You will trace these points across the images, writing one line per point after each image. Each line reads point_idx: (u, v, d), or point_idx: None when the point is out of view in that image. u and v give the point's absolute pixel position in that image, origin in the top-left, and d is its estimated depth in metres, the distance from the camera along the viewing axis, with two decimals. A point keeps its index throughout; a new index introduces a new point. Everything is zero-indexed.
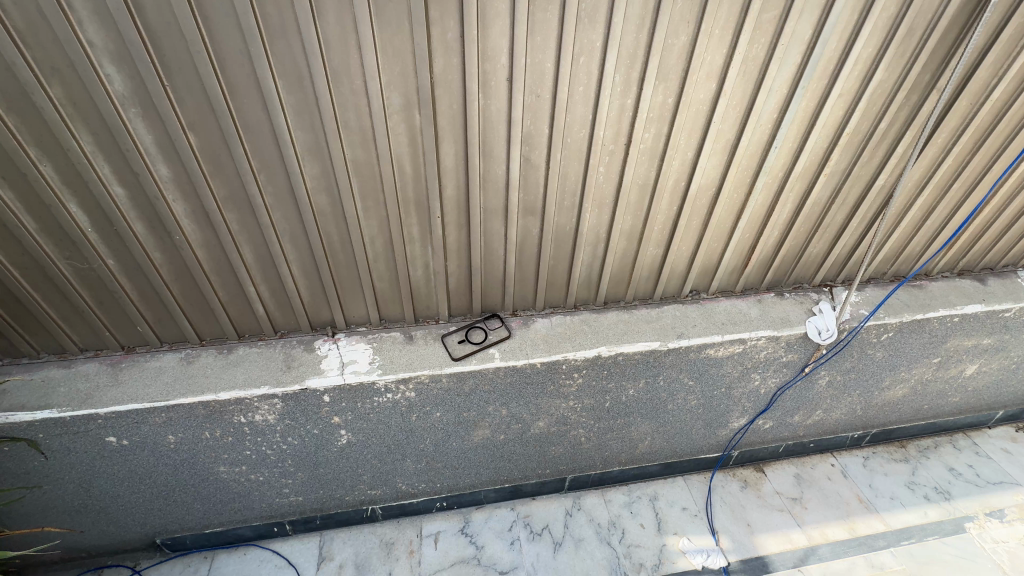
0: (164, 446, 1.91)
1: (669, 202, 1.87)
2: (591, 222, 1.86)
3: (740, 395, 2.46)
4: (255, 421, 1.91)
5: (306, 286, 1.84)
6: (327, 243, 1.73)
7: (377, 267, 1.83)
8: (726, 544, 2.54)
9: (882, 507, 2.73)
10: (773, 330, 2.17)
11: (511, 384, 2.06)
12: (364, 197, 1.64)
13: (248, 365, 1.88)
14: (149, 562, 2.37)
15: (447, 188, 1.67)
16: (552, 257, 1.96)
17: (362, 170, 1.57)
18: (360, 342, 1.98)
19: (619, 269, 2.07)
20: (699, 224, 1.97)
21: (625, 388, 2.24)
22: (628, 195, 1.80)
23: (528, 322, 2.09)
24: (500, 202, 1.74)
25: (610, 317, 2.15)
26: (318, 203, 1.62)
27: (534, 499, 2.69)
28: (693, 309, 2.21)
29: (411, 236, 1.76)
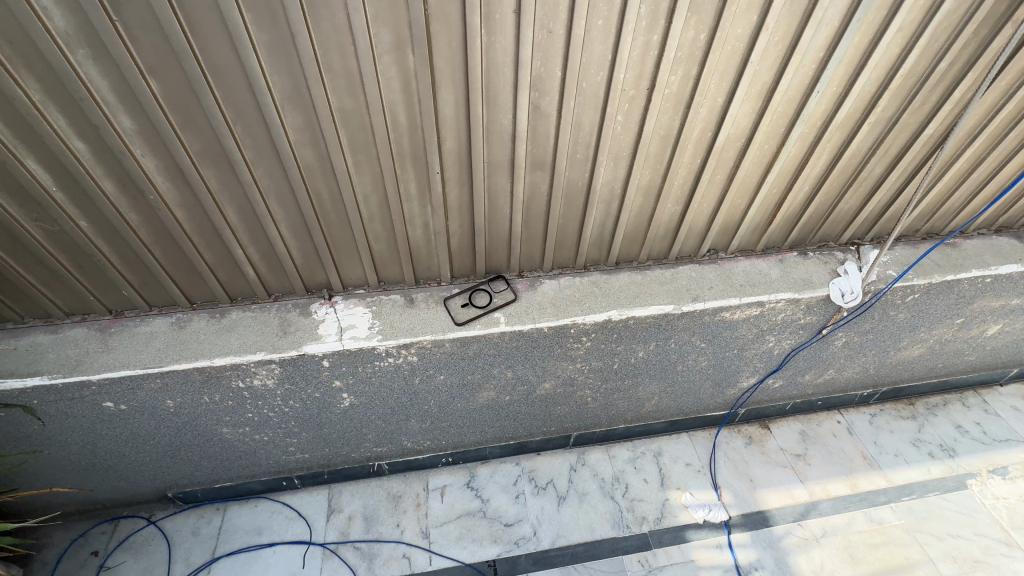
0: (164, 410, 1.87)
1: (693, 154, 1.69)
2: (606, 177, 1.69)
3: (752, 356, 2.38)
4: (254, 386, 1.86)
5: (298, 247, 1.71)
6: (318, 202, 1.58)
7: (373, 227, 1.69)
8: (728, 499, 2.57)
9: (885, 464, 2.73)
10: (793, 292, 2.06)
11: (517, 348, 1.98)
12: (355, 152, 1.47)
13: (242, 331, 1.79)
14: (163, 513, 2.43)
15: (446, 140, 1.50)
16: (562, 215, 1.81)
17: (350, 120, 1.40)
18: (359, 306, 1.88)
19: (633, 228, 1.92)
20: (724, 178, 1.80)
21: (635, 351, 2.16)
22: (648, 147, 1.62)
23: (535, 284, 1.98)
24: (505, 157, 1.58)
25: (622, 278, 2.03)
26: (303, 157, 1.46)
27: (539, 454, 2.71)
28: (710, 270, 2.08)
29: (409, 194, 1.61)
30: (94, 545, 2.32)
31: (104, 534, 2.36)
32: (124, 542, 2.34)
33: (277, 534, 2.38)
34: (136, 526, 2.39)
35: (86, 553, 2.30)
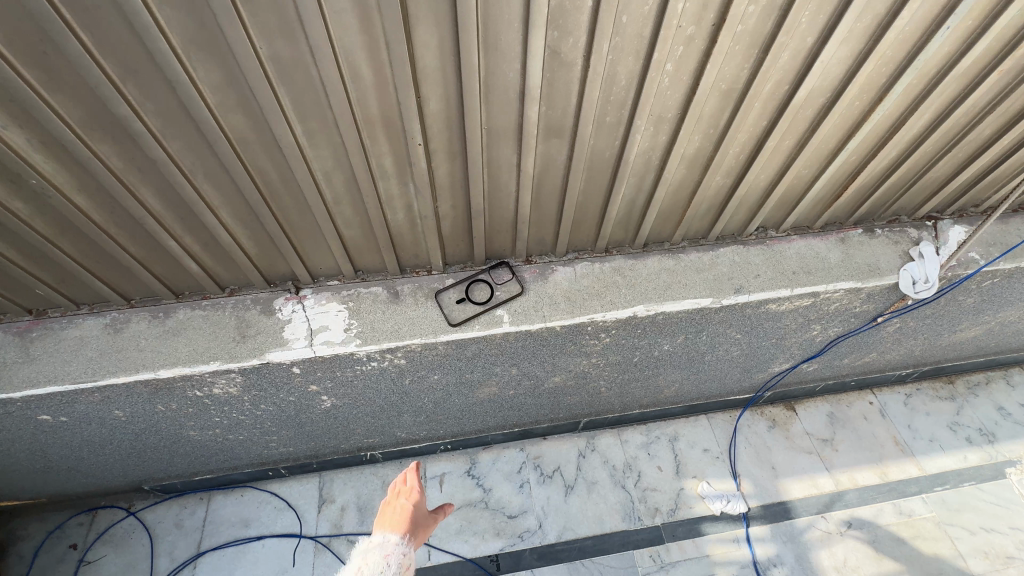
0: (114, 419, 1.61)
1: (760, 113, 1.28)
2: (643, 146, 1.29)
3: (791, 344, 2.08)
4: (215, 393, 1.59)
5: (248, 236, 1.35)
6: (265, 182, 1.20)
7: (341, 210, 1.32)
8: (747, 489, 2.39)
9: (919, 451, 2.53)
10: (855, 282, 1.71)
11: (524, 347, 1.68)
12: (304, 117, 1.07)
13: (191, 335, 1.48)
14: (143, 504, 2.28)
15: (430, 100, 1.09)
16: (582, 192, 1.42)
17: (290, 73, 0.99)
18: (332, 302, 1.55)
19: (670, 205, 1.54)
20: (793, 144, 1.39)
21: (660, 344, 1.86)
22: (703, 107, 1.21)
23: (545, 273, 1.63)
24: (511, 122, 1.18)
25: (651, 264, 1.68)
26: (233, 126, 1.06)
27: (545, 439, 2.51)
28: (758, 253, 1.72)
29: (385, 171, 1.23)
30: (72, 538, 2.18)
31: (82, 526, 2.22)
32: (103, 534, 2.20)
33: (265, 526, 2.23)
34: (115, 517, 2.24)
35: (64, 547, 2.16)
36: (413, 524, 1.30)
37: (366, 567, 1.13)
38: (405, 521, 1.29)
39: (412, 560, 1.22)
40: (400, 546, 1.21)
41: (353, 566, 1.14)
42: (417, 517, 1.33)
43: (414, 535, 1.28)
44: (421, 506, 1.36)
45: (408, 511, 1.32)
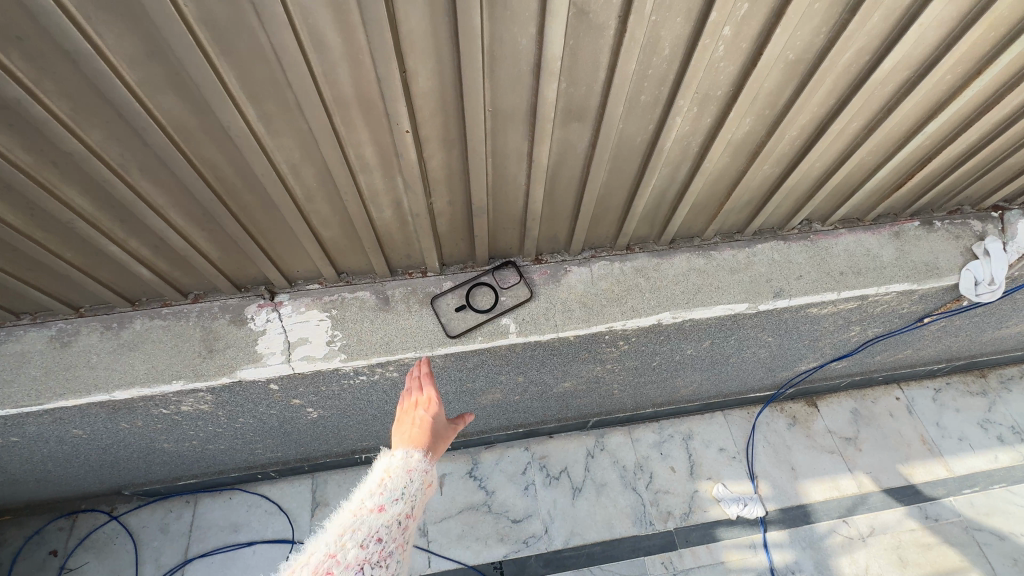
0: (74, 438, 1.44)
1: (830, 89, 1.04)
2: (683, 131, 1.06)
3: (825, 345, 1.89)
4: (184, 410, 1.41)
5: (207, 239, 1.13)
6: (219, 178, 0.98)
7: (315, 208, 1.10)
8: (765, 491, 2.26)
9: (947, 451, 2.39)
10: (909, 283, 1.51)
11: (532, 357, 1.49)
12: (256, 97, 0.84)
13: (150, 349, 1.28)
14: (126, 507, 2.15)
15: (419, 74, 0.85)
16: (605, 184, 1.19)
17: (232, 41, 0.76)
18: (312, 309, 1.34)
19: (706, 198, 1.31)
20: (860, 127, 1.16)
21: (683, 349, 1.66)
22: (762, 83, 0.97)
23: (557, 275, 1.42)
24: (522, 102, 0.94)
25: (678, 264, 1.46)
26: (165, 109, 0.83)
27: (551, 437, 2.37)
28: (801, 250, 1.50)
29: (365, 163, 1.00)
30: (52, 544, 2.07)
31: (62, 531, 2.10)
32: (84, 540, 2.08)
33: (256, 531, 2.11)
34: (97, 522, 2.12)
35: (44, 553, 2.05)
36: (432, 439, 1.06)
37: (388, 482, 0.92)
38: (422, 438, 1.05)
39: (435, 479, 1.02)
40: (423, 462, 0.99)
41: (371, 482, 0.93)
42: (436, 431, 1.09)
43: (434, 451, 1.05)
44: (440, 417, 1.12)
45: (426, 425, 1.08)
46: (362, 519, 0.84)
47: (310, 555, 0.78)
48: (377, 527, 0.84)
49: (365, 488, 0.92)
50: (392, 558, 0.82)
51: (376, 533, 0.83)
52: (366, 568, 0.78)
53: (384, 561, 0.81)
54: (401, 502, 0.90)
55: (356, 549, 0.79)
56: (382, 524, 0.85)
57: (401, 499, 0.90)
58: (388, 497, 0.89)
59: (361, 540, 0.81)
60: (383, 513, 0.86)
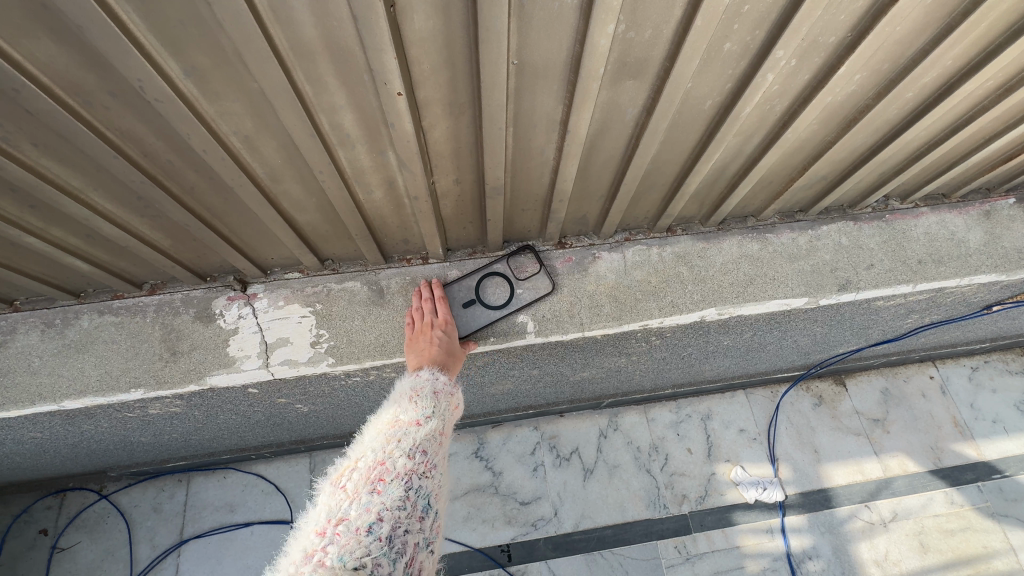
0: (31, 439, 1.28)
1: (980, 34, 0.76)
2: (770, 92, 0.79)
3: (875, 331, 1.69)
4: (153, 413, 1.23)
5: (150, 226, 0.90)
6: (147, 155, 0.73)
7: (284, 189, 0.85)
8: (785, 474, 2.16)
9: (979, 434, 2.26)
10: (996, 274, 1.28)
11: (551, 354, 1.29)
12: (175, 43, 0.57)
13: (102, 353, 1.08)
14: (116, 486, 2.05)
15: (416, 12, 0.58)
16: (653, 158, 0.94)
17: None
18: (292, 304, 1.12)
19: (774, 174, 1.05)
20: (994, 86, 0.88)
21: (720, 341, 1.46)
22: (896, 27, 0.70)
23: (584, 263, 1.19)
24: (560, 52, 0.67)
25: (729, 250, 1.22)
26: (41, 60, 0.57)
27: (562, 416, 2.24)
28: (873, 234, 1.26)
29: (345, 135, 0.75)
30: (42, 523, 1.99)
31: (52, 510, 2.01)
32: (75, 519, 2.00)
33: (252, 512, 2.02)
34: (87, 501, 2.03)
35: (34, 532, 1.98)
36: (448, 358, 1.01)
37: (419, 399, 0.89)
38: (439, 359, 1.00)
39: (460, 399, 0.98)
40: (448, 384, 0.95)
41: (399, 399, 0.90)
42: (451, 351, 1.04)
43: (451, 369, 1.00)
44: (454, 337, 1.07)
45: (442, 347, 1.02)
46: (402, 432, 0.82)
47: (359, 460, 0.77)
48: (418, 439, 0.81)
49: (395, 403, 0.89)
50: (436, 470, 0.80)
51: (418, 444, 0.80)
52: (413, 477, 0.76)
53: (429, 472, 0.78)
54: (436, 419, 0.87)
55: (403, 459, 0.77)
56: (422, 437, 0.82)
57: (435, 416, 0.87)
58: (423, 413, 0.86)
59: (406, 450, 0.79)
60: (422, 427, 0.83)
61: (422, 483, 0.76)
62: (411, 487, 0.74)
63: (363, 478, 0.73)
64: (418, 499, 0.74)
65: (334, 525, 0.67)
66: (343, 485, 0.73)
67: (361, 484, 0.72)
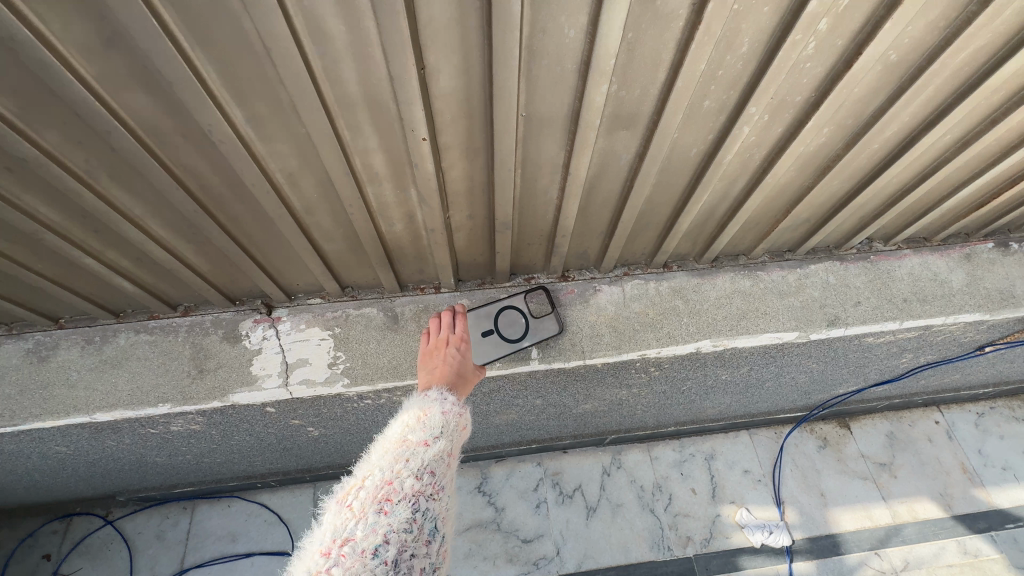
0: (56, 454, 1.34)
1: (930, 96, 0.86)
2: (748, 141, 0.90)
3: (871, 371, 1.73)
4: (174, 430, 1.30)
5: (193, 252, 1.00)
6: (203, 187, 0.84)
7: (316, 220, 0.96)
8: (792, 518, 2.13)
9: (989, 481, 2.22)
10: (980, 313, 1.34)
11: (554, 382, 1.35)
12: (242, 96, 0.69)
13: (135, 369, 1.16)
14: (122, 512, 2.07)
15: (441, 73, 0.70)
16: (647, 199, 1.04)
17: (206, 26, 0.60)
18: (313, 327, 1.21)
19: (760, 215, 1.15)
20: (953, 139, 0.98)
21: (718, 375, 1.52)
22: (854, 88, 0.80)
23: (586, 294, 1.27)
24: (561, 106, 0.79)
25: (722, 286, 1.30)
26: (132, 109, 0.69)
27: (566, 452, 2.25)
28: (860, 273, 1.34)
29: (374, 174, 0.86)
30: (46, 548, 2.00)
31: (57, 534, 2.03)
32: (79, 544, 2.01)
33: (254, 543, 2.02)
34: (92, 526, 2.05)
35: (37, 557, 1.98)
36: (458, 377, 1.06)
37: (427, 419, 0.92)
38: (449, 378, 1.04)
39: (468, 420, 1.01)
40: (457, 405, 0.98)
41: (409, 418, 0.93)
42: (462, 371, 1.08)
43: (459, 388, 1.05)
44: (468, 358, 1.11)
45: (454, 367, 1.07)
46: (411, 453, 0.85)
47: (366, 478, 0.81)
48: (426, 461, 0.85)
49: (404, 421, 0.92)
50: (442, 492, 0.84)
51: (426, 466, 0.84)
52: (420, 499, 0.80)
53: (436, 494, 0.82)
54: (444, 440, 0.90)
55: (410, 480, 0.81)
56: (430, 459, 0.86)
57: (443, 436, 0.91)
58: (431, 433, 0.90)
59: (413, 471, 0.83)
60: (430, 448, 0.87)
61: (428, 505, 0.80)
62: (417, 509, 0.78)
63: (370, 498, 0.77)
64: (423, 522, 0.78)
65: (339, 545, 0.72)
66: (350, 503, 0.77)
67: (369, 504, 0.76)
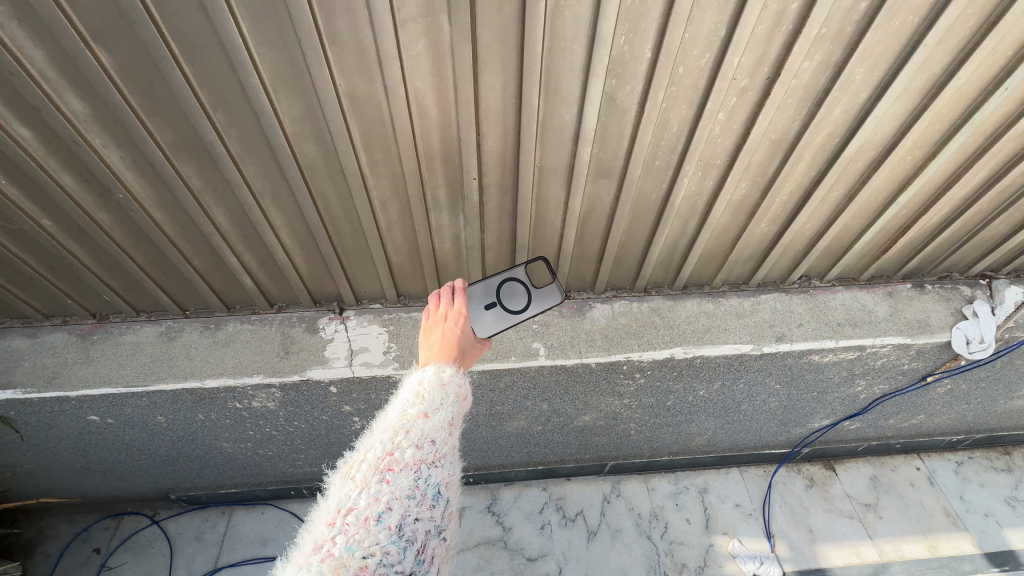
0: (155, 425, 1.67)
1: (810, 163, 1.28)
2: (690, 190, 1.32)
3: (833, 399, 2.01)
4: (254, 406, 1.63)
5: (303, 257, 1.42)
6: (326, 207, 1.27)
7: (392, 236, 1.38)
8: (782, 551, 2.25)
9: (972, 526, 2.35)
10: (903, 337, 1.66)
11: (558, 382, 1.68)
12: (368, 148, 1.14)
13: (239, 348, 1.53)
14: (168, 513, 2.30)
15: (488, 138, 1.15)
16: (626, 231, 1.44)
17: (362, 108, 1.06)
18: (373, 324, 1.58)
19: (713, 249, 1.54)
20: (841, 195, 1.39)
21: (695, 389, 1.82)
22: (753, 154, 1.23)
23: (583, 309, 1.63)
24: (561, 162, 1.22)
25: (690, 307, 1.66)
26: (302, 153, 1.13)
27: (569, 480, 2.45)
28: (801, 302, 1.69)
29: (437, 202, 1.28)
30: (97, 542, 2.22)
31: (108, 530, 2.25)
32: (126, 541, 2.23)
33: (283, 547, 2.21)
34: (140, 524, 2.27)
35: (88, 550, 2.20)
36: (459, 349, 1.12)
37: (427, 393, 0.95)
38: (451, 348, 1.10)
39: (467, 391, 1.04)
40: (454, 376, 1.01)
41: (409, 394, 0.96)
42: (463, 344, 1.15)
43: (461, 359, 1.11)
44: (467, 332, 1.18)
45: (453, 337, 1.13)
46: (410, 426, 0.88)
47: (369, 452, 0.85)
48: (426, 432, 0.88)
49: (405, 399, 0.95)
50: (444, 459, 0.87)
51: (426, 436, 0.87)
52: (422, 467, 0.83)
53: (438, 462, 0.85)
54: (444, 411, 0.93)
55: (411, 451, 0.84)
56: (430, 430, 0.89)
57: (443, 409, 0.93)
58: (431, 406, 0.93)
59: (414, 442, 0.86)
60: (430, 420, 0.90)
61: (431, 472, 0.84)
62: (419, 477, 0.82)
63: (373, 468, 0.81)
64: (426, 488, 0.82)
65: (345, 514, 0.76)
66: (354, 475, 0.81)
67: (372, 474, 0.80)
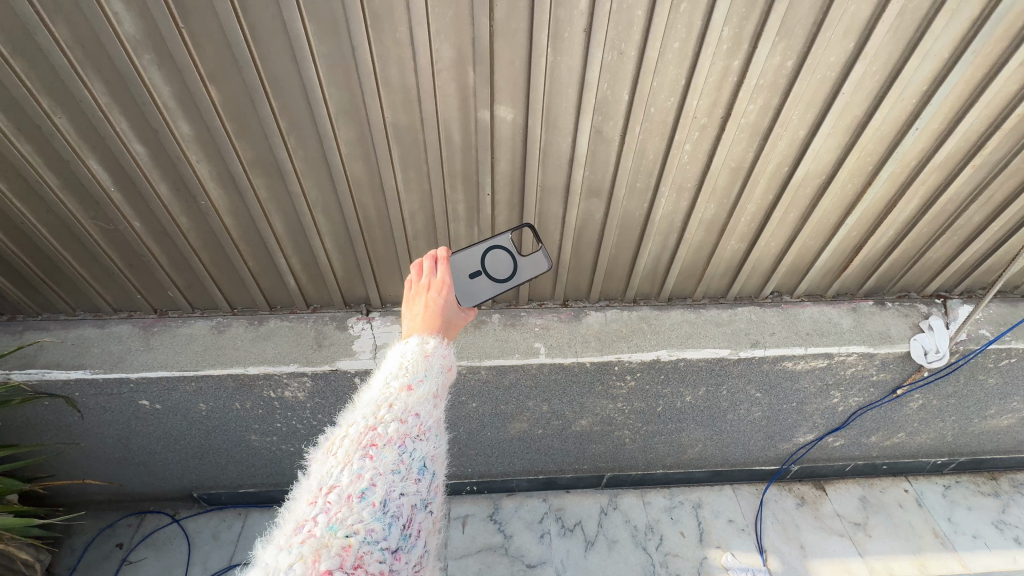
0: (196, 412, 1.87)
1: (766, 188, 1.54)
2: (667, 209, 1.58)
3: (813, 411, 2.17)
4: (285, 396, 1.83)
5: (340, 261, 1.67)
6: (364, 217, 1.54)
7: (417, 244, 1.63)
8: (775, 565, 2.32)
9: (961, 546, 2.41)
10: (867, 346, 1.85)
11: (557, 381, 1.88)
12: (404, 167, 1.42)
13: (278, 341, 1.76)
14: (187, 513, 2.43)
15: (500, 161, 1.43)
16: (615, 245, 1.69)
17: (402, 135, 1.35)
18: (395, 324, 1.81)
19: (691, 263, 1.78)
20: (797, 217, 1.64)
21: (682, 395, 2.00)
22: (717, 179, 1.49)
23: (579, 315, 1.86)
24: (559, 182, 1.49)
25: (674, 316, 1.88)
26: (351, 170, 1.41)
27: (568, 492, 2.57)
28: (774, 314, 1.90)
29: (456, 215, 1.54)
30: (120, 538, 2.34)
31: (130, 527, 2.38)
32: (147, 537, 2.35)
33: None
34: (160, 522, 2.40)
35: (111, 545, 2.32)
36: (442, 319, 1.08)
37: (411, 364, 0.92)
38: (433, 319, 1.07)
39: (452, 361, 1.00)
40: (439, 348, 0.97)
41: (392, 366, 0.92)
42: (447, 314, 1.11)
43: (445, 330, 1.07)
44: (451, 300, 1.14)
45: (436, 306, 1.10)
46: (392, 398, 0.85)
47: (350, 427, 0.81)
48: (410, 405, 0.85)
49: (388, 371, 0.91)
50: (429, 431, 0.84)
51: (410, 409, 0.84)
52: (407, 441, 0.80)
53: (423, 435, 0.83)
54: (428, 384, 0.90)
55: (394, 425, 0.81)
56: (414, 403, 0.86)
57: (427, 380, 0.90)
58: (415, 378, 0.89)
59: (397, 416, 0.82)
60: (413, 392, 0.87)
61: (416, 446, 0.81)
62: (404, 451, 0.79)
63: (355, 444, 0.78)
64: (411, 462, 0.79)
65: (326, 493, 0.72)
66: (336, 452, 0.78)
67: (353, 450, 0.77)
